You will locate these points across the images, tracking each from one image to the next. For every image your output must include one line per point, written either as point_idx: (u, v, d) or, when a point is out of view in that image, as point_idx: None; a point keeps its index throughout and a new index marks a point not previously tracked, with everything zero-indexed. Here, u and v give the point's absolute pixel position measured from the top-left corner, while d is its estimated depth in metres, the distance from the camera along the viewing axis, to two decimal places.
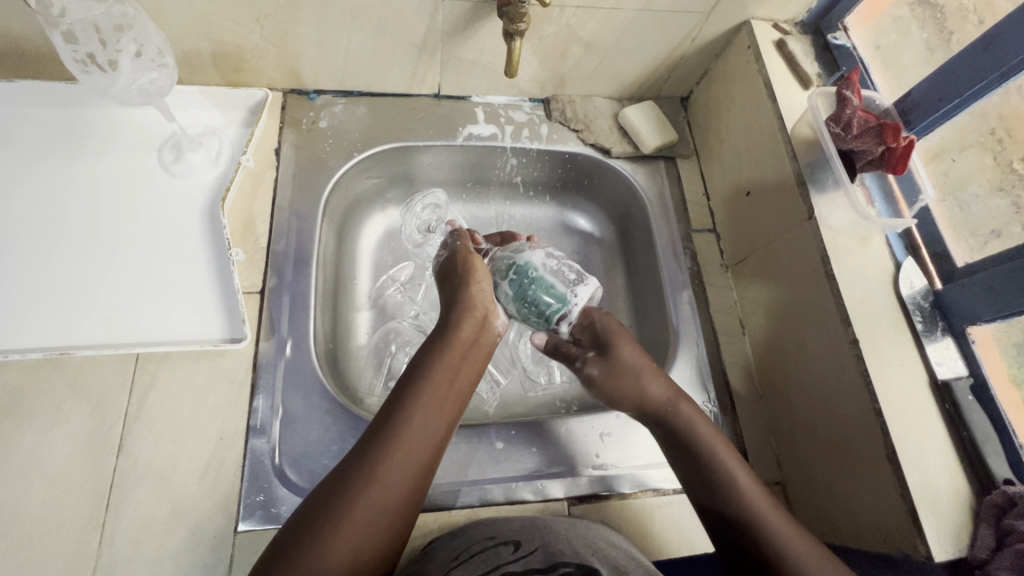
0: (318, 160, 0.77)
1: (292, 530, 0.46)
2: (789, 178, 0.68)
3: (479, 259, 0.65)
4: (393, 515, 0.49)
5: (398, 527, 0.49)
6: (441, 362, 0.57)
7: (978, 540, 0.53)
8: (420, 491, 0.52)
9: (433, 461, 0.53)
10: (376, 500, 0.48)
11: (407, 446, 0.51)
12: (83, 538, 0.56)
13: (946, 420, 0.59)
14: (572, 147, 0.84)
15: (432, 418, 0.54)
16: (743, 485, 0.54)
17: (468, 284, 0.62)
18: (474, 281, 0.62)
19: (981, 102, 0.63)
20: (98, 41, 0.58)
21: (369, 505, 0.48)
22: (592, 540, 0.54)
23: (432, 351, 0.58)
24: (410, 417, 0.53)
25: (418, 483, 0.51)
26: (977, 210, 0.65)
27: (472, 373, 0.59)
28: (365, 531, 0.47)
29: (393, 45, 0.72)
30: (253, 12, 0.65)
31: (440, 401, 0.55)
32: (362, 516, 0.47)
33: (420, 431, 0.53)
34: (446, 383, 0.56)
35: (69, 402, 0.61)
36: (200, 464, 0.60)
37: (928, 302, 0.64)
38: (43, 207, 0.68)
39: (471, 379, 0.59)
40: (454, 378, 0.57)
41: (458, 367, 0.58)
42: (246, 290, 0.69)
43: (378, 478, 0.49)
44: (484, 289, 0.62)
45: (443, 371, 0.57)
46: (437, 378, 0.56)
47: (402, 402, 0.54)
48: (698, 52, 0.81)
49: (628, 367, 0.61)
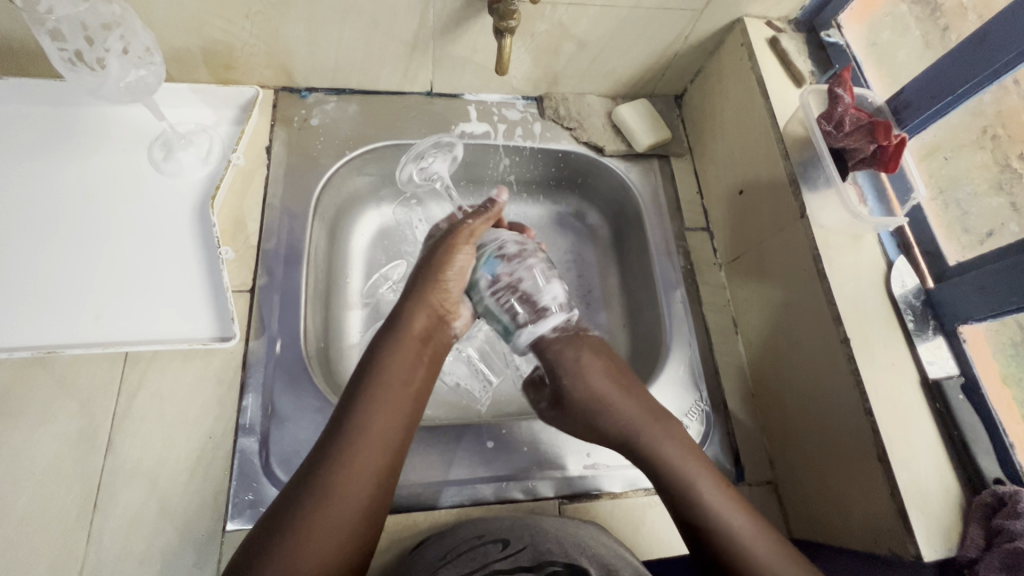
0: (310, 157, 0.77)
1: (250, 554, 0.45)
2: (781, 177, 0.68)
3: (464, 247, 0.62)
4: (355, 528, 0.48)
5: (365, 532, 0.49)
6: (393, 361, 0.56)
7: (968, 539, 0.53)
8: (383, 494, 0.51)
9: (393, 465, 0.52)
10: (335, 514, 0.47)
11: (365, 449, 0.50)
12: (71, 536, 0.56)
13: (938, 419, 0.58)
14: (565, 145, 0.84)
15: (388, 421, 0.52)
16: (695, 484, 0.53)
17: (437, 282, 0.60)
18: (443, 281, 0.60)
19: (975, 101, 0.62)
20: (85, 38, 0.57)
21: (329, 515, 0.47)
22: (581, 538, 0.54)
23: (389, 345, 0.57)
24: (364, 421, 0.51)
25: (381, 485, 0.50)
26: (971, 208, 0.65)
27: (429, 369, 0.58)
28: (331, 543, 0.46)
29: (384, 42, 0.72)
30: (243, 10, 0.65)
31: (399, 399, 0.54)
32: (322, 533, 0.46)
33: (376, 437, 0.51)
34: (405, 379, 0.55)
35: (59, 400, 0.61)
36: (189, 462, 0.60)
37: (920, 301, 0.64)
38: (32, 205, 0.68)
39: (430, 374, 0.58)
40: (409, 377, 0.56)
41: (413, 367, 0.56)
42: (236, 288, 0.69)
43: (338, 487, 0.48)
44: (450, 284, 0.61)
45: (400, 368, 0.55)
46: (393, 375, 0.55)
47: (358, 403, 0.52)
48: (692, 49, 0.80)
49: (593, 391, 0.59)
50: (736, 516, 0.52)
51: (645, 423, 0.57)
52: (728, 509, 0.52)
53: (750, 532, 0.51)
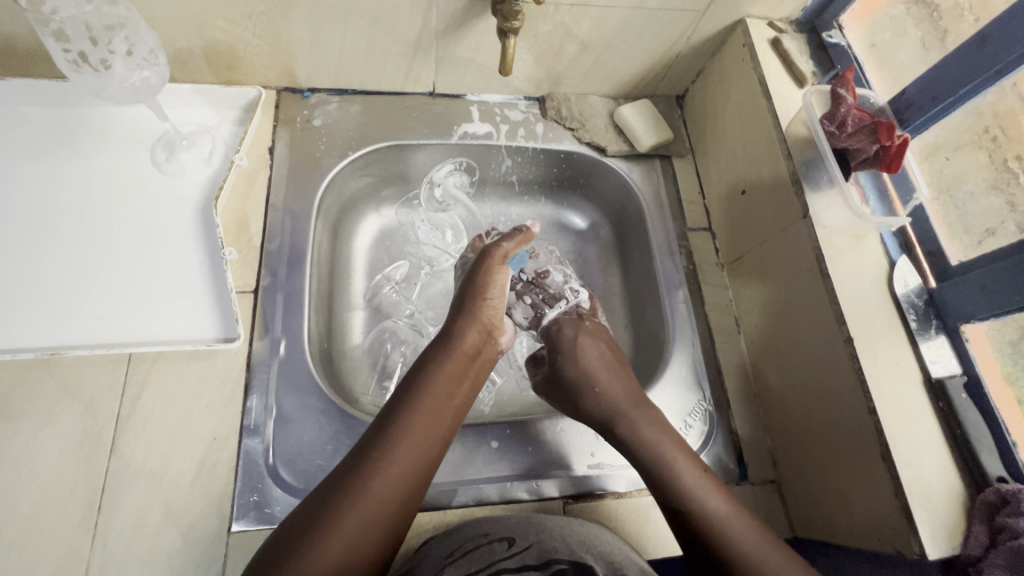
0: (312, 158, 0.77)
1: (283, 539, 0.46)
2: (784, 177, 0.68)
3: (501, 266, 0.67)
4: (381, 530, 0.49)
5: (385, 540, 0.50)
6: (441, 374, 0.58)
7: (972, 538, 0.53)
8: (409, 506, 0.52)
9: (424, 478, 0.53)
10: (368, 511, 0.49)
11: (401, 459, 0.52)
12: (75, 539, 0.56)
13: (940, 418, 0.59)
14: (567, 146, 0.84)
15: (429, 427, 0.54)
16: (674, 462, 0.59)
17: (481, 300, 0.64)
18: (487, 296, 0.65)
19: (975, 101, 0.63)
20: (89, 39, 0.57)
21: (357, 519, 0.48)
22: (586, 536, 0.54)
23: (435, 359, 0.60)
24: (409, 424, 0.53)
25: (409, 498, 0.52)
26: (971, 208, 0.65)
27: (471, 386, 0.61)
28: (354, 546, 0.47)
29: (387, 42, 0.72)
30: (246, 10, 0.65)
31: (439, 414, 0.56)
32: (351, 527, 0.48)
33: (416, 440, 0.53)
34: (448, 395, 0.57)
35: (61, 402, 0.60)
36: (193, 464, 0.60)
37: (922, 300, 0.64)
38: (35, 206, 0.68)
39: (469, 393, 0.60)
40: (453, 391, 0.58)
41: (458, 380, 0.59)
42: (239, 289, 0.68)
43: (369, 491, 0.49)
44: (495, 304, 0.65)
45: (445, 385, 0.57)
46: (438, 390, 0.57)
47: (401, 412, 0.54)
48: (693, 50, 0.80)
49: (583, 363, 0.67)
50: (718, 501, 0.56)
51: (629, 407, 0.63)
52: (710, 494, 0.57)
53: (729, 517, 0.55)
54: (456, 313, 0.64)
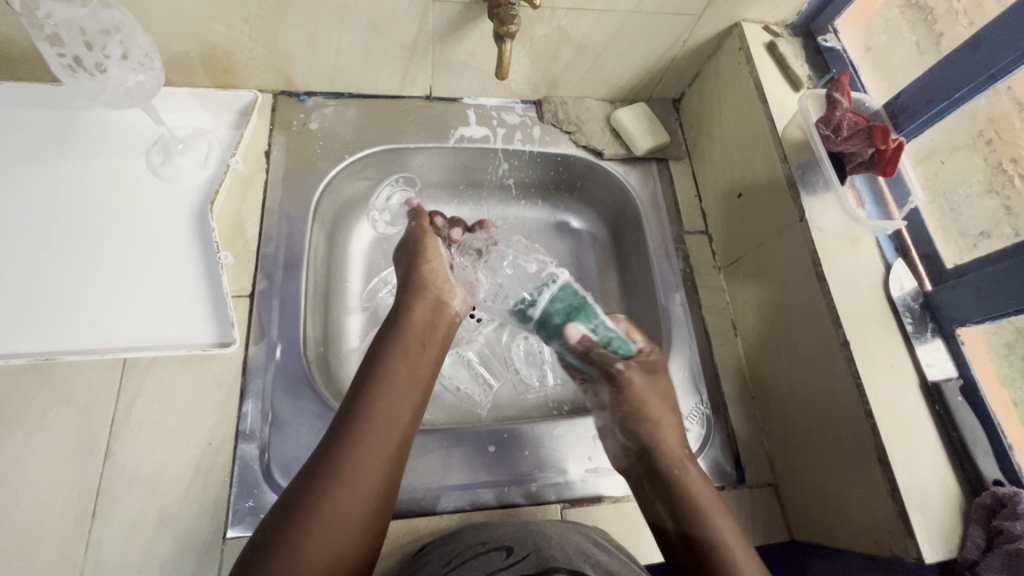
0: (309, 162, 0.76)
1: (268, 534, 0.47)
2: (780, 180, 0.68)
3: (429, 238, 0.71)
4: (366, 512, 0.50)
5: (371, 523, 0.50)
6: (399, 348, 0.60)
7: (969, 541, 0.53)
8: (391, 484, 0.53)
9: (400, 454, 0.54)
10: (350, 494, 0.49)
11: (374, 438, 0.53)
12: (69, 545, 0.55)
13: (937, 421, 0.59)
14: (563, 149, 0.84)
15: (395, 403, 0.56)
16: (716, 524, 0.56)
17: (417, 266, 0.67)
18: (424, 263, 0.68)
19: (970, 105, 0.63)
20: (84, 43, 0.57)
21: (340, 503, 0.49)
22: (583, 545, 0.54)
23: (390, 336, 0.61)
24: (376, 400, 0.55)
25: (390, 476, 0.52)
26: (967, 210, 0.65)
27: (431, 357, 0.63)
28: (340, 531, 0.48)
29: (383, 46, 0.72)
30: (242, 14, 0.64)
31: (405, 389, 0.57)
32: (340, 508, 0.48)
33: (387, 414, 0.55)
34: (409, 368, 0.59)
35: (56, 407, 0.60)
36: (188, 469, 0.60)
37: (918, 303, 0.64)
38: (28, 210, 0.67)
39: (429, 364, 0.62)
40: (414, 364, 0.60)
41: (417, 352, 0.61)
42: (235, 294, 0.68)
43: (346, 474, 0.50)
44: (436, 272, 0.67)
45: (403, 360, 0.59)
46: (396, 365, 0.59)
47: (367, 392, 0.55)
48: (689, 53, 0.80)
49: (651, 417, 0.62)
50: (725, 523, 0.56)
51: (681, 461, 0.60)
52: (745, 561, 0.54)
53: (730, 532, 0.56)
54: (406, 288, 0.66)
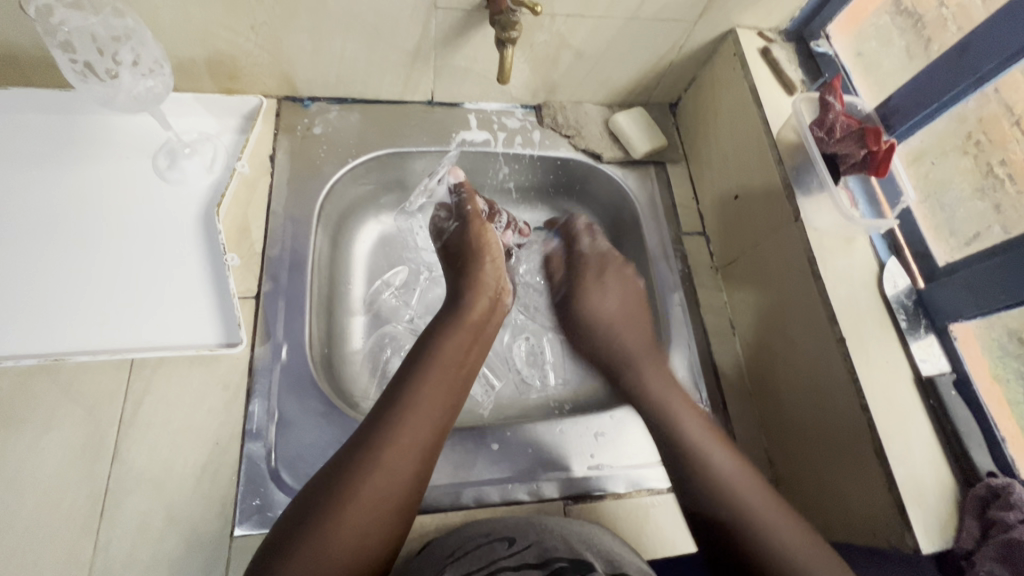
0: (313, 165, 0.78)
1: (300, 513, 0.48)
2: (775, 182, 0.70)
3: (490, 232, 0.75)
4: (399, 500, 0.51)
5: (402, 512, 0.51)
6: (451, 339, 0.62)
7: (964, 532, 0.55)
8: (424, 476, 0.53)
9: (435, 446, 0.55)
10: (385, 480, 0.50)
11: (413, 428, 0.54)
12: (78, 544, 0.56)
13: (931, 415, 0.60)
14: (563, 153, 0.86)
15: (439, 396, 0.57)
16: (744, 494, 0.57)
17: (480, 262, 0.72)
18: (484, 261, 0.72)
19: (959, 107, 0.65)
20: (95, 49, 0.58)
21: (374, 488, 0.50)
22: (587, 535, 0.54)
23: (443, 330, 0.63)
24: (420, 392, 0.56)
25: (424, 466, 0.53)
26: (958, 210, 0.67)
27: (478, 353, 0.64)
28: (371, 516, 0.49)
29: (386, 52, 0.73)
30: (248, 21, 0.66)
31: (450, 382, 0.59)
32: (369, 497, 0.49)
33: (428, 406, 0.56)
34: (457, 362, 0.61)
35: (65, 407, 0.61)
36: (195, 468, 0.60)
37: (911, 300, 0.66)
38: (37, 213, 0.68)
39: (476, 359, 0.64)
40: (461, 359, 0.61)
41: (468, 345, 0.63)
42: (241, 295, 0.69)
43: (385, 462, 0.51)
44: (494, 277, 0.72)
45: (452, 354, 0.61)
46: (445, 358, 0.60)
47: (411, 382, 0.57)
48: (686, 59, 0.82)
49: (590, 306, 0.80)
50: (723, 455, 0.60)
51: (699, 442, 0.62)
52: (776, 523, 0.55)
53: (742, 480, 0.58)
54: (464, 285, 0.70)
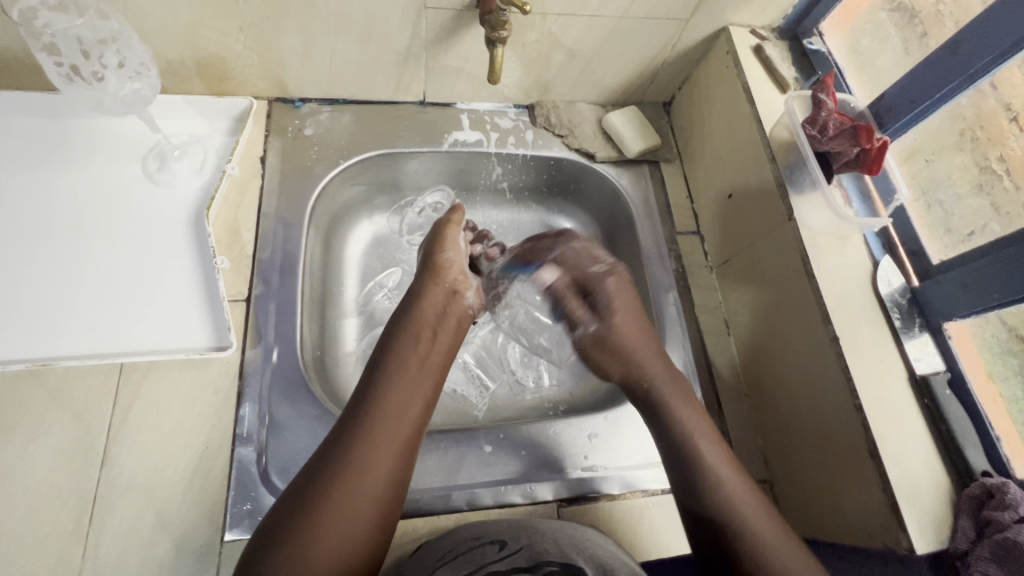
0: (304, 167, 0.77)
1: (276, 524, 0.47)
2: (769, 181, 0.69)
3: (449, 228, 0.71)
4: (378, 499, 0.50)
5: (383, 510, 0.51)
6: (407, 336, 0.62)
7: (959, 532, 0.54)
8: (401, 472, 0.53)
9: (411, 441, 0.55)
10: (360, 480, 0.50)
11: (383, 427, 0.53)
12: (67, 550, 0.55)
13: (926, 415, 0.60)
14: (557, 152, 0.85)
15: (406, 393, 0.57)
16: (728, 489, 0.55)
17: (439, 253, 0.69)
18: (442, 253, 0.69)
19: (953, 104, 0.64)
20: (81, 52, 0.58)
21: (348, 488, 0.49)
22: (578, 538, 0.54)
23: (400, 328, 0.62)
24: (386, 392, 0.56)
25: (399, 463, 0.53)
26: (952, 208, 0.66)
27: (443, 346, 0.64)
28: (350, 516, 0.48)
29: (377, 52, 0.73)
30: (237, 22, 0.65)
31: (416, 377, 0.58)
32: (346, 498, 0.49)
33: (396, 402, 0.55)
34: (420, 358, 0.60)
35: (54, 412, 0.60)
36: (186, 473, 0.60)
37: (905, 299, 0.65)
38: (26, 216, 0.68)
39: (443, 351, 0.63)
40: (425, 355, 0.61)
41: (430, 340, 0.63)
42: (232, 298, 0.69)
43: (354, 463, 0.50)
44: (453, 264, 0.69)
45: (414, 350, 0.61)
46: (408, 354, 0.60)
47: (375, 385, 0.56)
48: (679, 57, 0.82)
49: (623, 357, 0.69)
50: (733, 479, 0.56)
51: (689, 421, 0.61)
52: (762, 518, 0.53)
53: (732, 479, 0.56)
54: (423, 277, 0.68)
